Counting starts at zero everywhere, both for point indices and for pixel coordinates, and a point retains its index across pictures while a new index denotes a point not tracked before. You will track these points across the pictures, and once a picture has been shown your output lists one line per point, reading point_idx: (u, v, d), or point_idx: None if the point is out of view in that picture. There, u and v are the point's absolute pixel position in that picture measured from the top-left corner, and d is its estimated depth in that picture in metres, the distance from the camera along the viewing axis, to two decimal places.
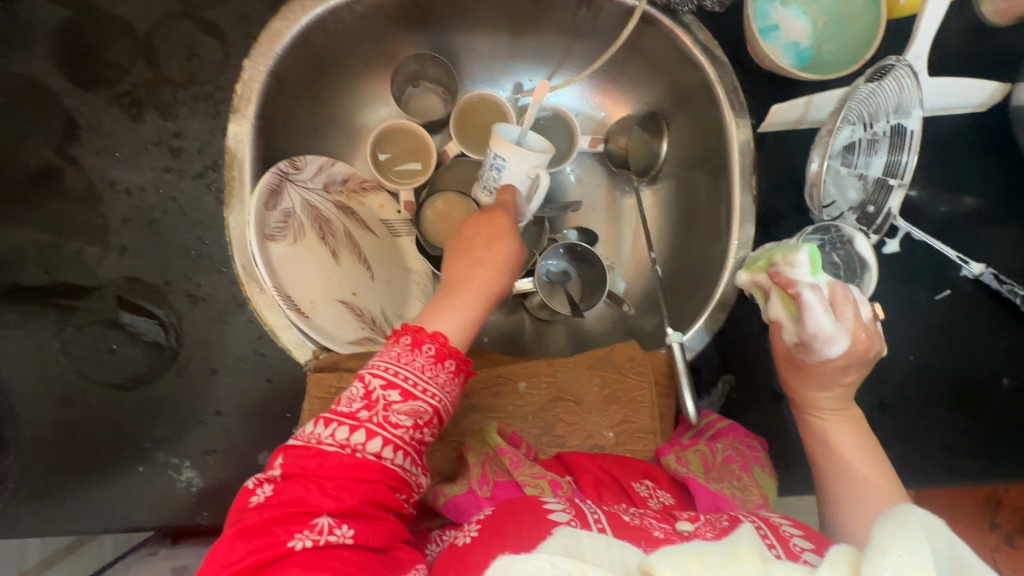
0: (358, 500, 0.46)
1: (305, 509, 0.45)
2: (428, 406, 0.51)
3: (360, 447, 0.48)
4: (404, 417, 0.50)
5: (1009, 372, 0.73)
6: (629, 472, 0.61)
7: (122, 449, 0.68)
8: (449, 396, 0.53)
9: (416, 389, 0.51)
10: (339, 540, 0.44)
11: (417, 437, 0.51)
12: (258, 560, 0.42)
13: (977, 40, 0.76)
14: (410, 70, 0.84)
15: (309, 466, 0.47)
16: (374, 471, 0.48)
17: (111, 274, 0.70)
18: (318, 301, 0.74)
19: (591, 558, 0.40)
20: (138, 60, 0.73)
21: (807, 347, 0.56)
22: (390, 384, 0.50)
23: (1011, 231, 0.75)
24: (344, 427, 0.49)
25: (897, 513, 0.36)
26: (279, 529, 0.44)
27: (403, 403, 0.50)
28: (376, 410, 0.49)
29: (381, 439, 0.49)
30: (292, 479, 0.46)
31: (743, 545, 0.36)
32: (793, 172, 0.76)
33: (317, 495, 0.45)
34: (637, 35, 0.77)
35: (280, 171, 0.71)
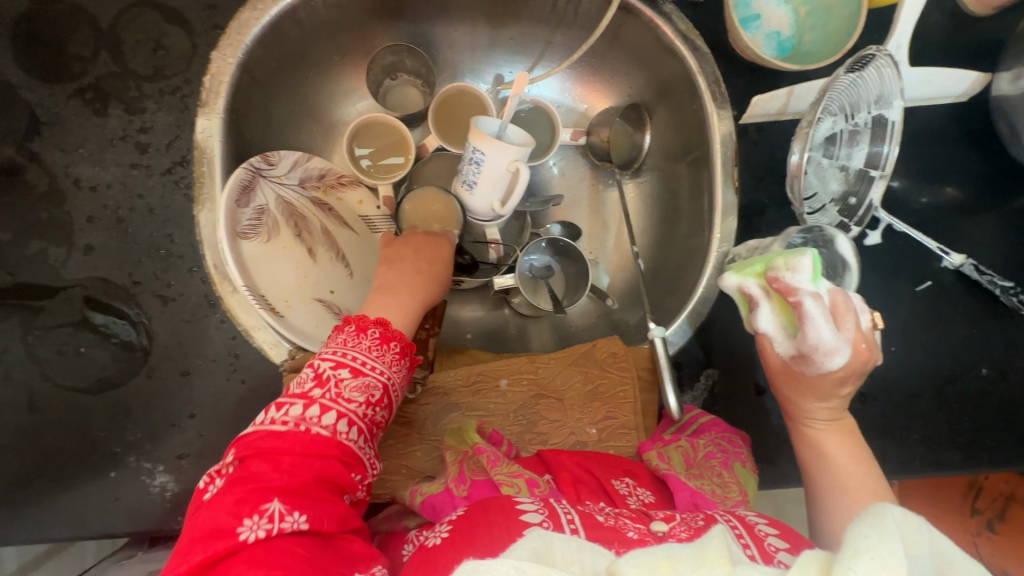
0: (310, 479, 0.47)
1: (257, 492, 0.45)
2: (378, 382, 0.54)
3: (314, 422, 0.50)
4: (355, 393, 0.53)
5: (988, 362, 0.74)
6: (609, 470, 0.61)
7: (93, 455, 0.66)
8: (397, 374, 0.56)
9: (364, 366, 0.54)
10: (292, 526, 0.44)
11: (369, 414, 0.54)
12: (209, 551, 0.42)
13: (958, 29, 0.75)
14: (387, 62, 0.82)
15: (261, 446, 0.48)
16: (328, 449, 0.49)
17: (77, 275, 0.68)
18: (292, 299, 0.73)
19: (561, 562, 0.40)
20: (101, 52, 0.70)
21: (805, 358, 0.53)
22: (339, 364, 0.53)
23: (990, 221, 0.75)
24: (297, 404, 0.51)
25: (872, 511, 0.36)
26: (229, 516, 0.43)
27: (354, 379, 0.53)
28: (327, 388, 0.52)
29: (335, 414, 0.51)
30: (244, 462, 0.47)
31: (713, 549, 0.36)
32: (775, 163, 0.75)
33: (269, 475, 0.46)
34: (617, 24, 0.76)
35: (252, 167, 0.70)
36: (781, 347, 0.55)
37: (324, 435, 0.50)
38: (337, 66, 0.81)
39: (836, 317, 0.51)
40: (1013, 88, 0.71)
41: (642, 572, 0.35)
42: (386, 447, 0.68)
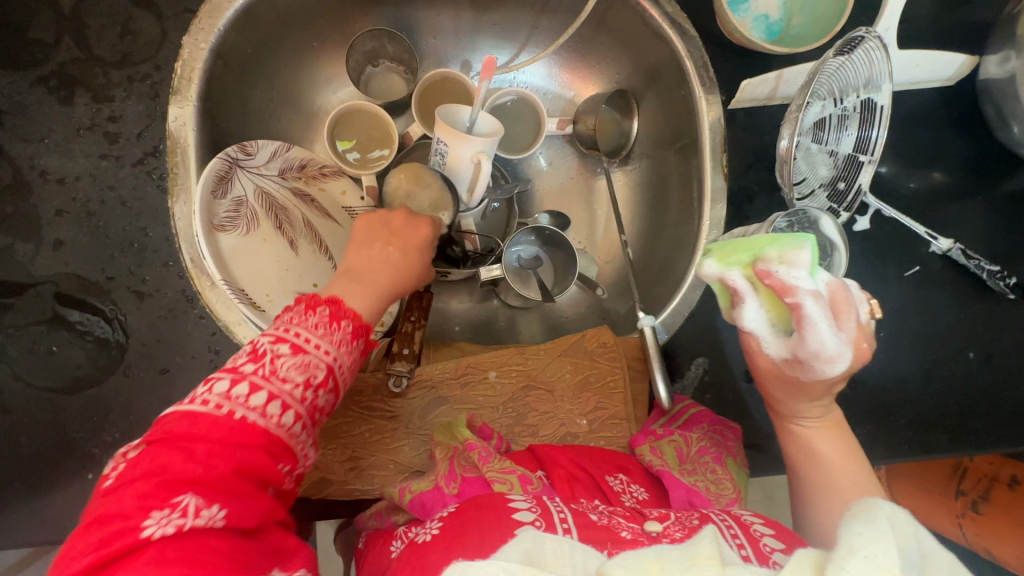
0: (231, 467, 0.42)
1: (170, 483, 0.39)
2: (320, 361, 0.49)
3: (240, 402, 0.44)
4: (295, 372, 0.47)
5: (975, 346, 0.74)
6: (603, 465, 0.60)
7: (69, 457, 0.64)
8: (344, 356, 0.51)
9: (306, 343, 0.49)
10: (207, 523, 0.39)
11: (309, 398, 0.48)
12: (107, 549, 0.36)
13: (946, 12, 0.75)
14: (367, 48, 0.79)
15: (176, 430, 0.42)
16: (256, 436, 0.44)
17: (47, 271, 0.65)
18: (273, 292, 0.70)
19: (552, 565, 0.39)
20: (65, 37, 0.67)
21: (804, 364, 0.51)
22: (279, 339, 0.48)
23: (976, 206, 0.75)
24: (225, 381, 0.45)
25: (860, 508, 0.36)
26: (132, 508, 0.38)
27: (294, 357, 0.48)
28: (262, 363, 0.47)
29: (266, 393, 0.45)
30: (153, 447, 0.41)
31: (703, 549, 0.36)
32: (763, 149, 0.74)
33: (183, 464, 0.40)
34: (604, 8, 0.74)
35: (229, 157, 0.67)
36: (774, 351, 0.53)
37: (255, 419, 0.44)
38: (316, 52, 0.78)
39: (836, 316, 0.49)
40: (1000, 70, 0.70)
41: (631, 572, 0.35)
42: (374, 442, 0.68)
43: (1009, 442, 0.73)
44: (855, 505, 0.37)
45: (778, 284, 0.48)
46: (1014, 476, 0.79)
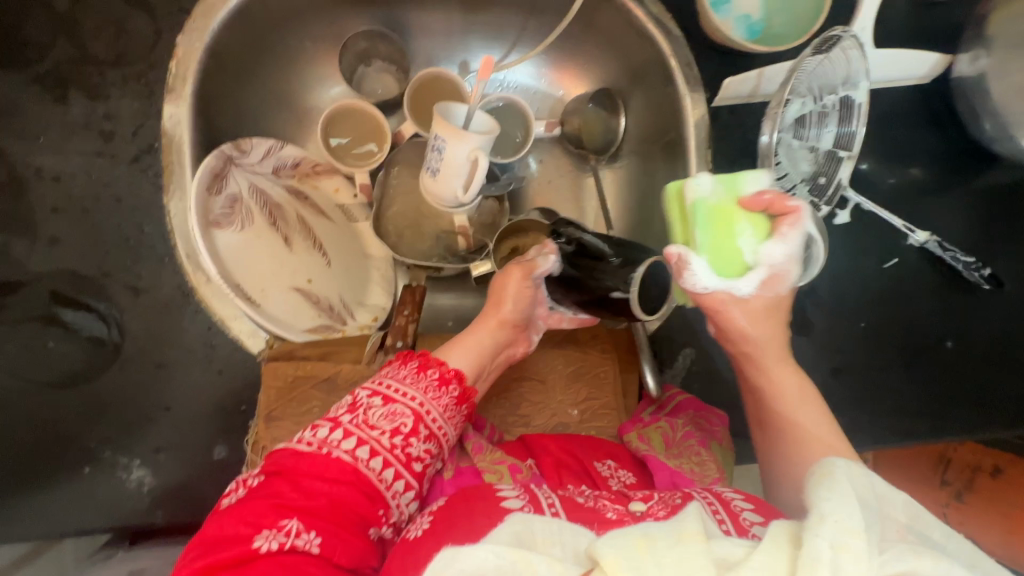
0: (327, 504, 0.48)
1: (278, 507, 0.46)
2: (407, 409, 0.54)
3: (334, 446, 0.50)
4: (383, 420, 0.52)
5: (952, 335, 0.77)
6: (592, 452, 0.62)
7: (66, 451, 0.65)
8: (433, 404, 0.56)
9: (396, 393, 0.54)
10: (304, 546, 0.45)
11: (397, 445, 0.52)
12: (220, 556, 0.43)
13: (921, 12, 0.77)
14: (359, 48, 0.81)
15: (285, 463, 0.49)
16: (347, 475, 0.50)
17: (44, 267, 0.66)
18: (268, 288, 0.71)
19: (543, 544, 0.42)
20: (59, 37, 0.68)
21: (783, 278, 0.56)
22: (374, 391, 0.54)
23: (952, 200, 0.78)
24: (324, 427, 0.52)
25: (822, 475, 0.41)
26: (245, 526, 0.45)
27: (383, 407, 0.53)
28: (356, 413, 0.53)
29: (356, 439, 0.51)
30: (269, 476, 0.49)
31: (688, 525, 0.38)
32: (747, 145, 0.76)
33: (291, 493, 0.47)
34: (591, 9, 0.76)
35: (225, 154, 0.68)
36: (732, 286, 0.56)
37: (345, 461, 0.50)
38: (308, 52, 0.79)
39: None
40: (972, 69, 0.72)
41: (620, 549, 0.36)
42: None
43: (986, 428, 0.75)
44: (817, 471, 0.42)
45: (774, 196, 0.53)
46: (995, 464, 0.81)
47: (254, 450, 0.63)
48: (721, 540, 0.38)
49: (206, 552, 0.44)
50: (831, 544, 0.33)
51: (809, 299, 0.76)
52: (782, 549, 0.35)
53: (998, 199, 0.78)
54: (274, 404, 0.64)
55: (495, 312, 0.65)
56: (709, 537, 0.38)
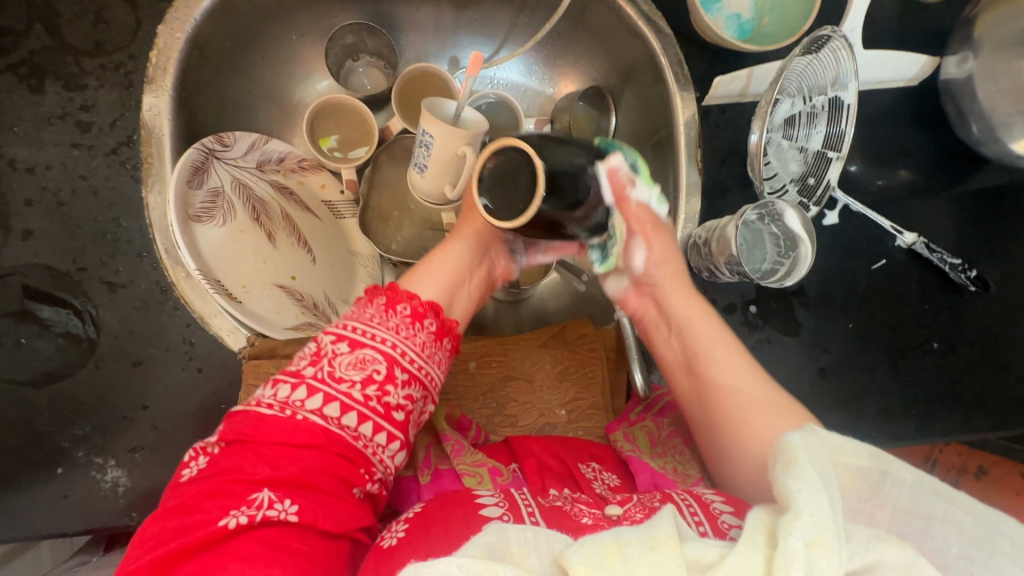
0: (300, 469, 0.46)
1: (244, 480, 0.45)
2: (378, 353, 0.51)
3: (299, 407, 0.48)
4: (352, 370, 0.50)
5: (939, 336, 0.77)
6: (576, 453, 0.61)
7: (38, 452, 0.63)
8: (407, 344, 0.53)
9: (365, 337, 0.51)
10: (280, 515, 0.44)
11: (371, 395, 0.50)
12: (189, 537, 0.42)
13: (910, 15, 0.77)
14: (347, 41, 0.79)
15: (245, 430, 0.47)
16: (317, 437, 0.48)
17: (16, 261, 0.64)
18: (250, 284, 0.70)
19: (516, 556, 0.40)
20: (36, 25, 0.66)
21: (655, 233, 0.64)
22: (339, 337, 0.52)
23: (939, 201, 0.78)
24: (288, 386, 0.49)
25: (787, 459, 0.39)
26: (211, 505, 0.44)
27: (350, 354, 0.51)
28: (321, 366, 0.50)
29: (323, 397, 0.49)
30: (232, 448, 0.47)
31: (662, 528, 0.37)
32: (736, 145, 0.76)
33: (256, 465, 0.46)
34: (581, 6, 0.75)
35: (206, 148, 0.66)
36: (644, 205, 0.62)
37: (314, 422, 0.48)
38: (295, 46, 0.78)
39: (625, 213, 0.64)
40: (959, 71, 0.73)
41: (590, 560, 0.35)
42: None
43: (970, 429, 0.76)
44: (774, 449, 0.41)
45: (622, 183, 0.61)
46: (979, 465, 0.82)
47: None
48: (693, 542, 0.37)
49: (172, 535, 0.43)
50: (805, 542, 0.34)
51: (798, 300, 0.76)
52: (757, 548, 0.35)
53: (984, 201, 0.79)
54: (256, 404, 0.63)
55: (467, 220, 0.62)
56: (682, 540, 0.38)
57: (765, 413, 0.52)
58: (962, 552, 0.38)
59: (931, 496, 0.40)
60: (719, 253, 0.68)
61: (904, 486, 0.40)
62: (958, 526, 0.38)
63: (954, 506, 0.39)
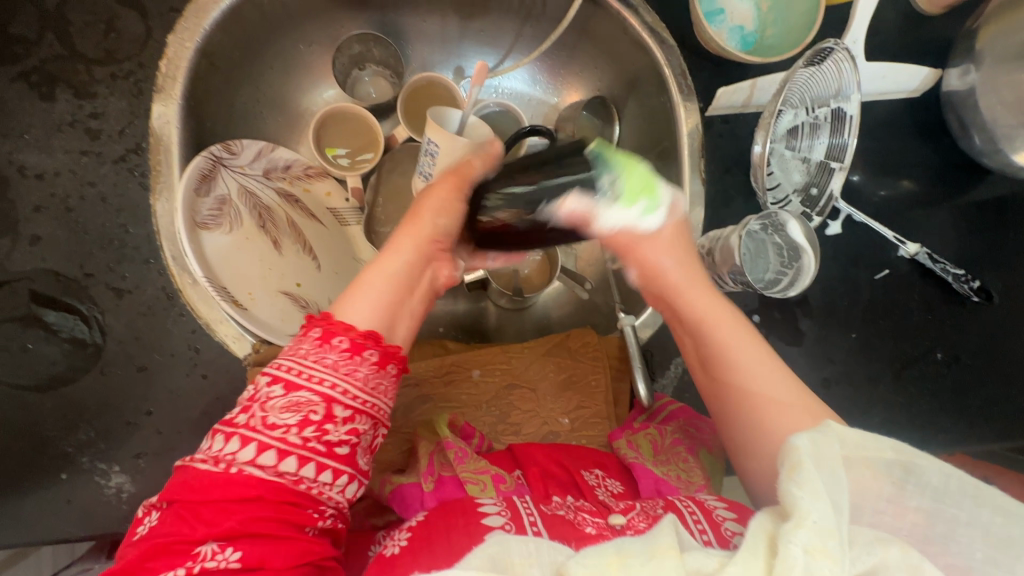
0: (239, 522, 0.41)
1: (180, 539, 0.40)
2: (315, 394, 0.45)
3: (233, 458, 0.42)
4: (286, 415, 0.44)
5: (942, 347, 0.77)
6: (579, 461, 0.61)
7: (42, 456, 0.63)
8: (347, 380, 0.46)
9: (299, 377, 0.45)
10: (224, 566, 0.39)
11: (312, 437, 0.44)
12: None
13: (912, 28, 0.78)
14: (354, 51, 0.81)
15: (179, 488, 0.42)
16: (254, 488, 0.42)
17: (24, 267, 0.65)
18: (256, 291, 0.70)
19: (519, 567, 0.39)
20: (47, 33, 0.67)
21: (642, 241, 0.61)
22: (273, 379, 0.45)
23: (942, 212, 0.79)
24: (221, 436, 0.44)
25: (792, 465, 0.38)
26: (155, 565, 0.40)
27: (284, 397, 0.44)
28: (252, 413, 0.44)
29: (256, 446, 0.43)
30: (168, 505, 0.42)
31: (663, 539, 0.38)
32: (739, 155, 0.77)
33: (191, 522, 0.40)
34: (586, 17, 0.76)
35: (213, 156, 0.67)
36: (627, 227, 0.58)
37: (250, 473, 0.42)
38: (303, 55, 0.79)
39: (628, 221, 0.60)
40: (961, 83, 0.73)
41: (592, 570, 0.35)
42: None
43: (973, 439, 0.76)
44: (781, 451, 0.40)
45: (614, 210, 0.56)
46: None
47: None
48: (695, 551, 0.37)
49: None
50: (805, 548, 0.34)
51: (801, 309, 0.76)
52: (758, 558, 0.35)
53: (988, 212, 0.79)
54: None
55: (415, 231, 0.57)
56: (683, 549, 0.38)
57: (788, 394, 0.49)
58: (987, 556, 0.37)
59: (956, 496, 0.39)
60: (723, 262, 0.68)
61: (931, 485, 0.40)
62: (985, 528, 0.38)
63: (980, 508, 0.38)
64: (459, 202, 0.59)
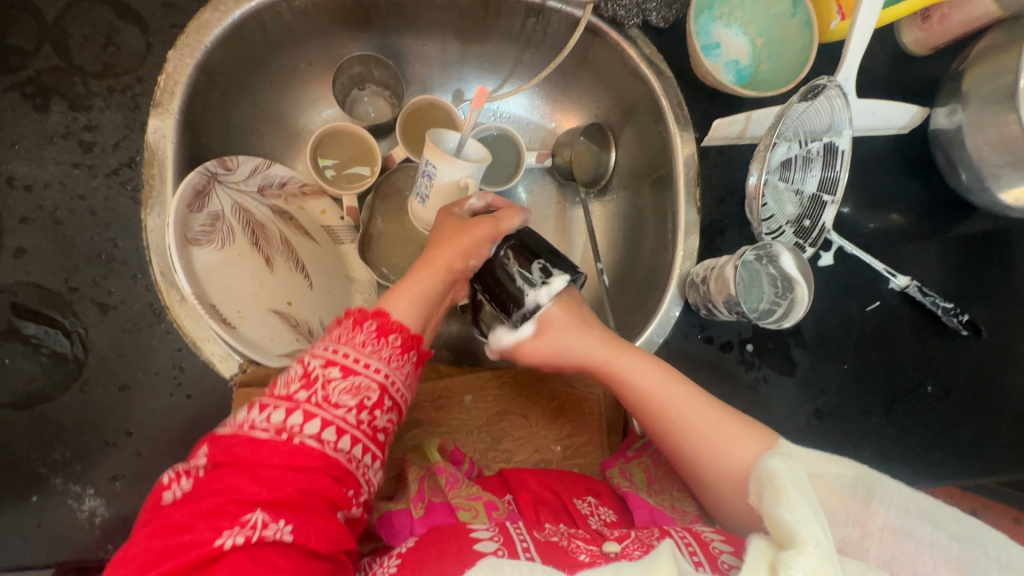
0: (296, 489, 0.45)
1: (238, 501, 0.42)
2: (372, 381, 0.52)
3: (296, 430, 0.47)
4: (346, 396, 0.50)
5: (932, 380, 0.77)
6: (572, 488, 0.60)
7: (13, 477, 0.61)
8: (395, 371, 0.53)
9: (357, 364, 0.51)
10: (275, 536, 0.42)
11: (364, 419, 0.51)
12: (176, 561, 0.39)
13: (899, 69, 0.80)
14: (354, 71, 0.81)
15: (240, 454, 0.45)
16: (316, 459, 0.47)
17: (6, 280, 0.63)
18: (245, 309, 0.68)
19: None
20: (45, 45, 0.67)
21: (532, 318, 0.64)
22: (330, 362, 0.50)
23: (931, 245, 0.80)
24: (280, 409, 0.48)
25: (777, 489, 0.40)
26: (202, 526, 0.40)
27: (344, 380, 0.50)
28: (314, 390, 0.49)
29: (320, 421, 0.48)
30: (221, 468, 0.44)
31: (660, 566, 0.37)
32: (734, 185, 0.77)
33: (250, 486, 0.43)
34: (585, 46, 0.77)
35: (208, 171, 0.66)
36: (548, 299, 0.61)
37: (310, 443, 0.47)
38: (303, 74, 0.79)
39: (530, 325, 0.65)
40: (949, 122, 0.75)
41: None
42: None
43: (964, 474, 0.76)
44: (760, 477, 0.43)
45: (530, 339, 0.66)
46: (972, 509, 0.82)
47: None
48: None
49: (156, 560, 0.39)
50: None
51: (794, 340, 0.76)
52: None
53: (975, 247, 0.80)
54: None
55: (447, 257, 0.62)
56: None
57: (718, 430, 0.54)
58: None
59: (916, 517, 0.40)
60: (718, 293, 0.68)
61: (892, 501, 0.41)
62: (945, 552, 0.38)
63: (939, 530, 0.39)
64: (487, 247, 0.63)
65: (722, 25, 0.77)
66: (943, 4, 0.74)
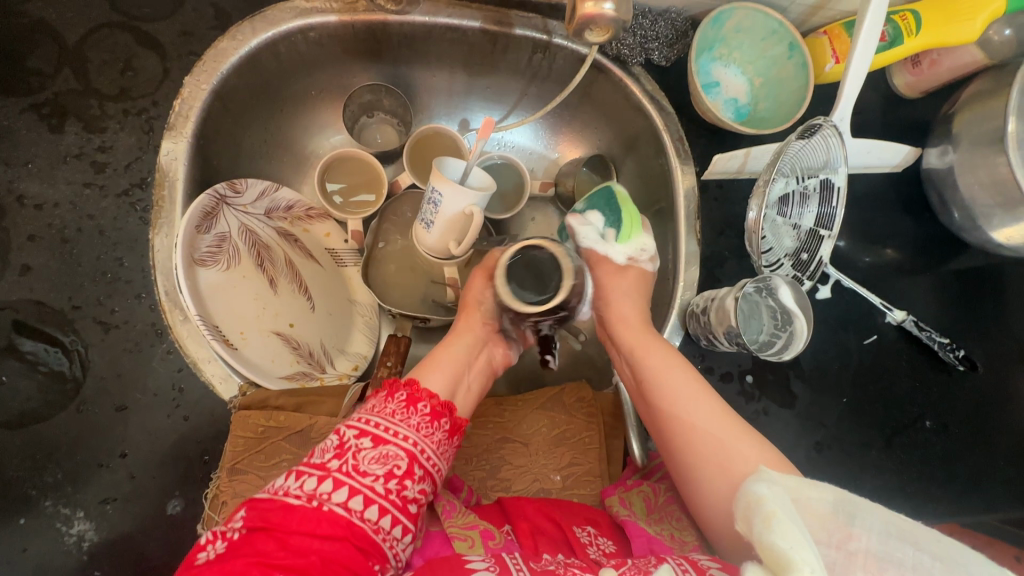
0: (318, 560, 0.44)
1: (262, 566, 0.42)
2: (401, 450, 0.51)
3: (326, 498, 0.47)
4: (375, 465, 0.49)
5: (930, 415, 0.78)
6: (571, 516, 0.60)
7: (3, 499, 0.59)
8: (425, 439, 0.53)
9: (388, 433, 0.51)
10: None
11: (393, 489, 0.49)
12: None
13: (892, 110, 0.83)
14: (365, 99, 0.82)
15: (272, 518, 0.45)
16: (341, 529, 0.46)
17: (8, 297, 0.63)
18: (248, 330, 0.69)
19: None
20: (64, 69, 0.68)
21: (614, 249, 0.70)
22: (363, 432, 0.51)
23: (926, 281, 0.81)
24: (313, 477, 0.48)
25: (767, 514, 0.40)
26: None
27: (374, 449, 0.50)
28: (346, 459, 0.49)
29: (348, 489, 0.48)
30: (251, 532, 0.44)
31: None
32: (733, 218, 0.79)
33: (276, 552, 0.43)
34: (590, 81, 0.80)
35: (218, 193, 0.67)
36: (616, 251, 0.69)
37: (338, 512, 0.46)
38: (314, 101, 0.81)
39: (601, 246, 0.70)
40: (940, 162, 0.77)
41: None
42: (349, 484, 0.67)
43: (961, 510, 0.76)
44: (750, 503, 0.42)
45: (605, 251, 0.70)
46: None
47: (214, 503, 0.61)
48: None
49: None
50: None
51: (793, 372, 0.77)
52: None
53: (968, 284, 0.81)
54: (243, 457, 0.62)
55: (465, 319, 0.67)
56: None
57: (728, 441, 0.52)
58: None
59: (897, 540, 0.39)
60: (719, 323, 0.68)
61: (875, 526, 0.39)
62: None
63: (921, 553, 0.38)
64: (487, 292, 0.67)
65: (721, 64, 0.80)
66: (931, 51, 0.77)
